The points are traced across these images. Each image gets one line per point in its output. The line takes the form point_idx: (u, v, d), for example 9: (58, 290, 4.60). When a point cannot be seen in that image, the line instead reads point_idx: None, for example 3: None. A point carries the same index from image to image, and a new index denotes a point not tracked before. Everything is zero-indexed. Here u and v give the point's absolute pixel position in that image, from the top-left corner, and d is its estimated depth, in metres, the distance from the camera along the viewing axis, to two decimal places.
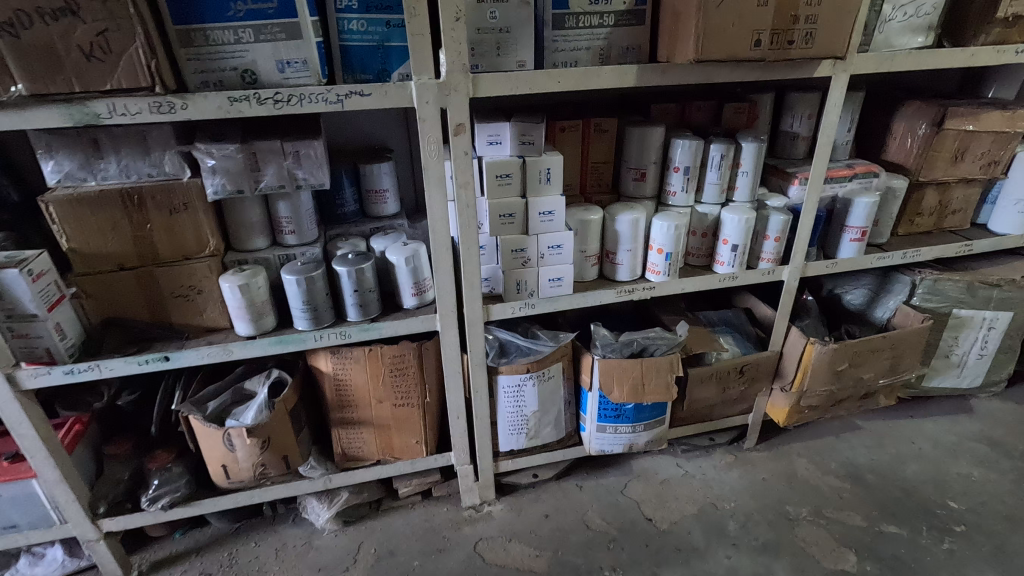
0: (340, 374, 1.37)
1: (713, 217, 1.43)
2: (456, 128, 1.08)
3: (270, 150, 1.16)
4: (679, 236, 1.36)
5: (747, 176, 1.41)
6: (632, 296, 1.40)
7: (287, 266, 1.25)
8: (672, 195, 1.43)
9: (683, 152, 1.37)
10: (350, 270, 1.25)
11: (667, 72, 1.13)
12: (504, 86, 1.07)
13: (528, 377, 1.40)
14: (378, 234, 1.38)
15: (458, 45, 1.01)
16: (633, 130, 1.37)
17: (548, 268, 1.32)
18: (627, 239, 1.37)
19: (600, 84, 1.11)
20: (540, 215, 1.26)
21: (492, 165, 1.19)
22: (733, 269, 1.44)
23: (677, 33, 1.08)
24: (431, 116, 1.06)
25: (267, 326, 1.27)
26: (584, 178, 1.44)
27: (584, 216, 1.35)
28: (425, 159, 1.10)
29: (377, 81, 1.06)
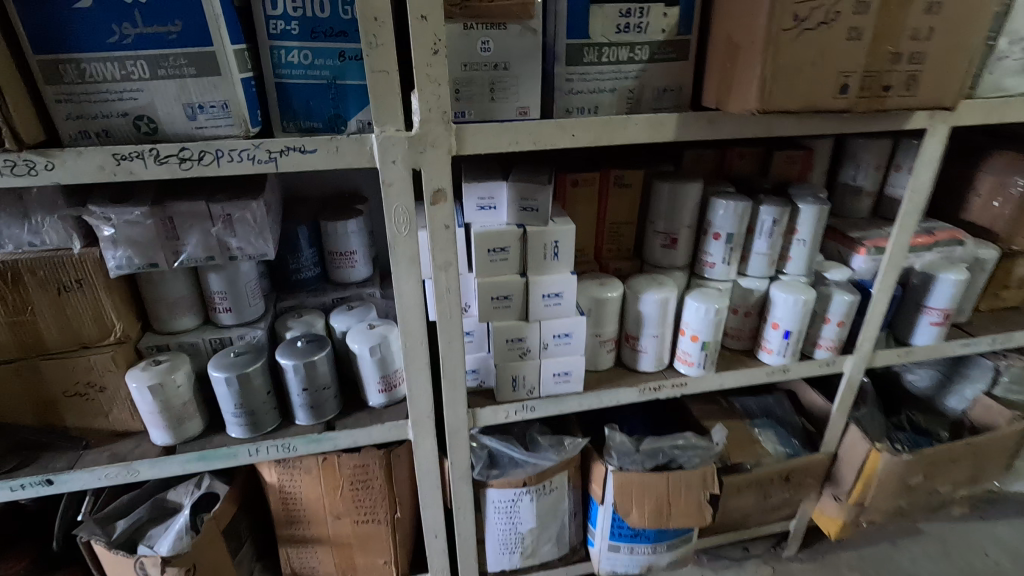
0: (286, 485, 1.09)
1: (759, 293, 1.16)
2: (433, 194, 0.81)
3: (191, 213, 0.88)
4: (720, 322, 1.07)
5: (804, 246, 1.14)
6: (658, 394, 1.12)
7: (217, 357, 0.97)
8: (709, 266, 1.14)
9: (725, 216, 1.09)
10: (298, 365, 0.97)
11: (715, 123, 0.85)
12: (499, 141, 0.79)
13: (525, 491, 1.11)
14: (340, 309, 1.11)
15: (435, 86, 0.74)
16: (663, 186, 1.10)
17: (553, 361, 1.04)
18: (653, 323, 1.09)
19: (628, 138, 0.84)
20: (544, 297, 0.98)
21: (484, 237, 0.92)
22: (783, 360, 1.15)
23: (734, 74, 0.80)
24: (399, 179, 0.79)
25: (191, 432, 0.99)
26: (599, 242, 1.17)
27: (600, 295, 1.07)
28: (391, 235, 0.83)
29: (327, 130, 0.78)
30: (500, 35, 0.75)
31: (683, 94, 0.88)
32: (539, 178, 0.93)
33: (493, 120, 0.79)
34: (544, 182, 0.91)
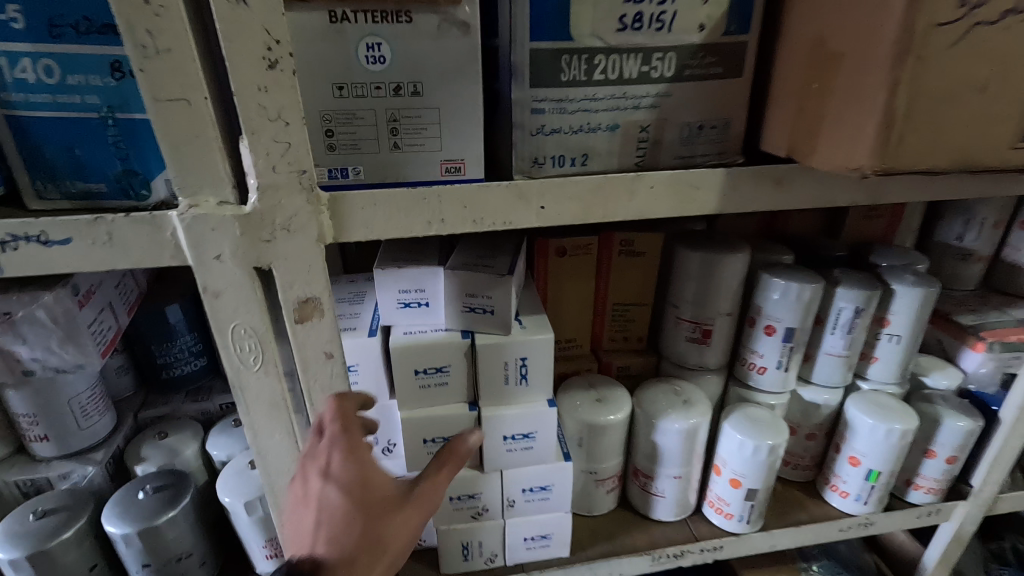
0: None
1: (829, 410, 0.80)
2: (298, 306, 0.47)
3: None
4: (775, 465, 0.72)
5: (897, 344, 0.78)
6: (681, 561, 0.76)
7: (10, 521, 0.64)
8: (757, 371, 0.79)
9: (781, 303, 0.74)
10: (131, 535, 0.64)
11: (787, 184, 0.51)
12: (409, 218, 0.46)
13: None
14: (225, 425, 0.78)
15: (278, 126, 0.40)
16: (691, 257, 0.75)
17: (525, 522, 0.70)
18: (675, 461, 0.74)
19: (638, 211, 0.49)
20: (505, 440, 0.64)
21: (407, 354, 0.59)
22: (864, 508, 0.79)
23: (828, 104, 0.46)
24: (234, 285, 0.45)
25: None
26: (597, 329, 0.82)
27: (596, 419, 0.73)
28: (232, 370, 0.49)
29: (113, 198, 0.45)
30: (399, 31, 0.41)
31: (730, 132, 0.53)
32: (494, 260, 0.59)
33: (399, 183, 0.45)
34: (502, 269, 0.57)
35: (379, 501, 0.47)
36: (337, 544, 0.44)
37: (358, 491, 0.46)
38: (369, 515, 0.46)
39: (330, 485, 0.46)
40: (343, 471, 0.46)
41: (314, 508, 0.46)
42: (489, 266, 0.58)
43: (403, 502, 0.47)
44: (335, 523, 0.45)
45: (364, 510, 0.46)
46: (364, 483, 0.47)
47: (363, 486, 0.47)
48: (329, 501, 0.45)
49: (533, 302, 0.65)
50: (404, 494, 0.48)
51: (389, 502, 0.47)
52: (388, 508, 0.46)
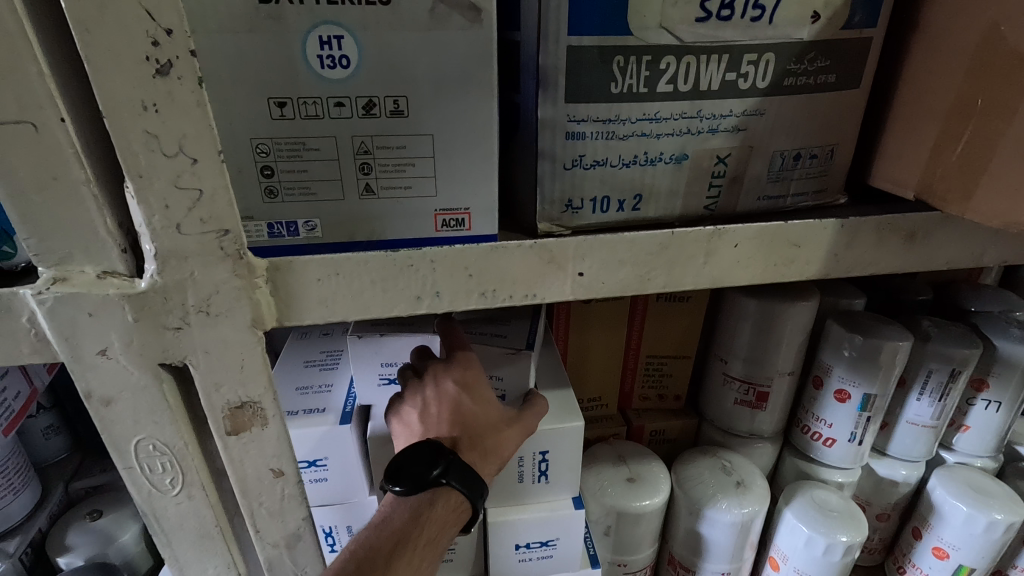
0: None
1: (907, 487, 0.66)
2: (231, 413, 0.33)
3: None
4: (850, 567, 0.58)
5: (994, 412, 0.64)
6: None
7: None
8: (822, 441, 0.65)
9: (858, 362, 0.60)
10: None
11: (919, 240, 0.36)
12: (389, 291, 0.31)
13: None
14: None
15: (183, 164, 0.26)
16: (747, 304, 0.61)
17: None
18: (723, 556, 0.60)
19: (715, 279, 0.35)
20: (518, 548, 0.50)
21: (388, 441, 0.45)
22: None
23: (1007, 129, 0.31)
24: (130, 390, 0.31)
25: None
26: (626, 384, 0.68)
27: (628, 507, 0.58)
28: (139, 495, 0.35)
29: None
30: (371, 18, 0.26)
31: (835, 163, 0.39)
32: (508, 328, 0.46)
33: (373, 242, 0.31)
34: (519, 342, 0.44)
35: (500, 415, 0.42)
36: (467, 445, 0.40)
37: (485, 402, 0.42)
38: (494, 424, 0.41)
39: (458, 390, 0.41)
40: (472, 376, 0.41)
41: (443, 407, 0.41)
42: (501, 334, 0.45)
43: (516, 421, 0.43)
44: (467, 429, 0.41)
45: (491, 422, 0.41)
46: (486, 396, 0.42)
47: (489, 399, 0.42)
48: (457, 406, 0.41)
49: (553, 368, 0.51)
50: (515, 412, 0.43)
51: (506, 419, 0.42)
52: (506, 425, 0.42)
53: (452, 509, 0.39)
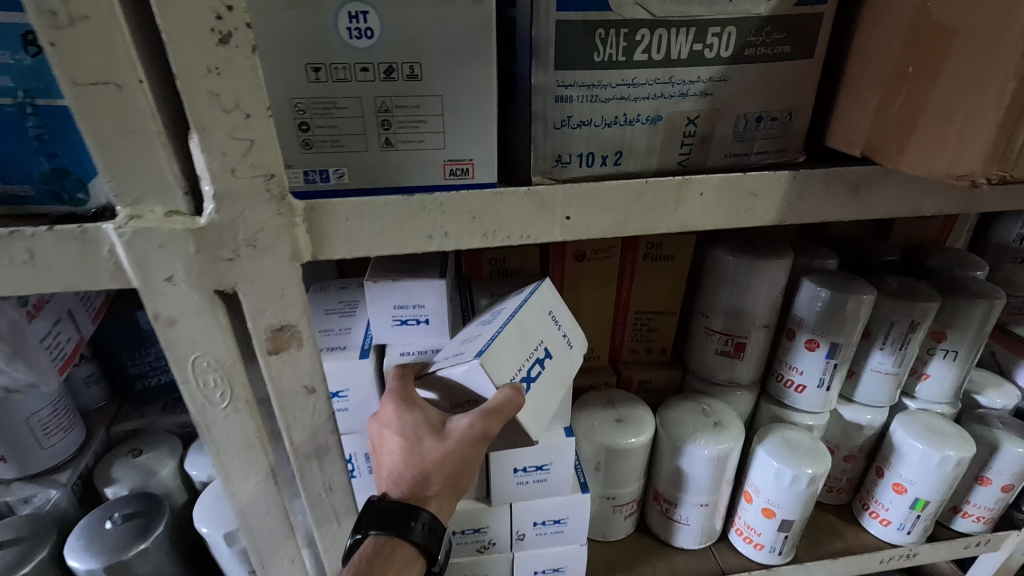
0: None
1: (872, 430, 0.72)
2: (271, 335, 0.39)
3: None
4: (815, 495, 0.65)
5: (951, 361, 0.70)
6: None
7: None
8: (794, 389, 0.71)
9: (826, 314, 0.66)
10: (94, 570, 0.57)
11: (863, 191, 0.42)
12: (404, 231, 0.37)
13: None
14: (203, 442, 0.71)
15: (239, 118, 0.32)
16: (727, 261, 0.66)
17: (535, 554, 0.63)
18: (702, 488, 0.67)
19: (683, 224, 0.41)
20: (515, 472, 0.56)
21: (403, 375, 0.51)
22: (907, 539, 0.72)
23: (931, 93, 0.37)
24: (190, 312, 0.37)
25: None
26: (617, 340, 0.75)
27: (616, 443, 0.65)
28: (193, 408, 0.41)
29: (44, 206, 0.38)
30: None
31: (794, 126, 0.44)
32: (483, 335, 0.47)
33: (392, 188, 0.37)
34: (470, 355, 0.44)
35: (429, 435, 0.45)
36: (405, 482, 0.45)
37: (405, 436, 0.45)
38: (424, 450, 0.45)
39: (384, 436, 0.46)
40: (388, 416, 0.46)
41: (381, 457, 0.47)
42: (461, 356, 0.46)
43: (444, 438, 0.44)
44: (401, 468, 0.45)
45: (417, 450, 0.45)
46: (409, 428, 0.45)
47: (419, 426, 0.45)
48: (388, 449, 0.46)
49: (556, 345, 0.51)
50: (446, 429, 0.45)
51: (435, 439, 0.45)
52: (433, 447, 0.44)
53: (404, 555, 0.44)
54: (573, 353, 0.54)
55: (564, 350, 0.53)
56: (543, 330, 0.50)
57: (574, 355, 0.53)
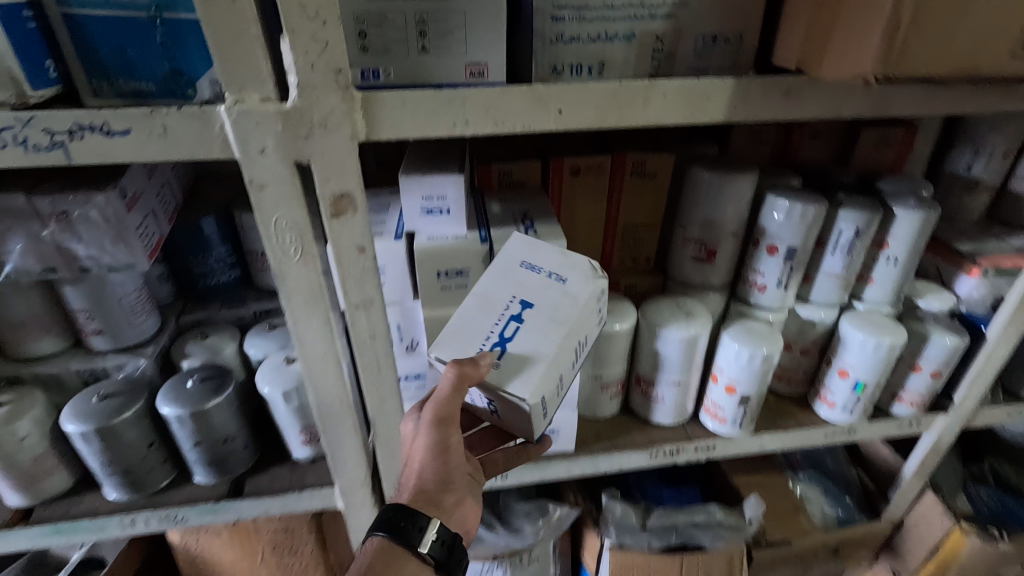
0: (192, 546, 0.86)
1: (823, 327, 0.85)
2: (333, 201, 0.51)
3: (5, 210, 0.61)
4: (768, 372, 0.78)
5: (893, 266, 0.81)
6: (675, 459, 0.84)
7: (76, 401, 0.72)
8: (758, 289, 0.83)
9: (785, 222, 0.77)
10: (182, 415, 0.72)
11: (793, 96, 0.53)
12: (434, 119, 0.49)
13: (496, 565, 0.88)
14: (258, 329, 0.85)
15: (317, 26, 0.43)
16: (701, 177, 0.78)
17: None
18: (675, 368, 0.80)
19: (650, 119, 0.52)
20: None
21: (429, 255, 0.64)
22: (849, 418, 0.86)
23: (840, 13, 0.48)
24: (275, 180, 0.49)
25: (57, 487, 0.76)
26: (607, 250, 0.87)
27: (603, 328, 0.78)
28: (274, 261, 0.54)
29: (162, 99, 0.50)
30: None
31: (743, 45, 0.55)
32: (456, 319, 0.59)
33: (427, 86, 0.48)
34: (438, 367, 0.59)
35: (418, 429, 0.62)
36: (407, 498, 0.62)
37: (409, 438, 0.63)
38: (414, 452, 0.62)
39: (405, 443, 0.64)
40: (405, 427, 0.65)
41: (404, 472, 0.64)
42: None
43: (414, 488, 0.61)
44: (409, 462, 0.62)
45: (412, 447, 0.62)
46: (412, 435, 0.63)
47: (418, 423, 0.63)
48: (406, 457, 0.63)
49: (542, 286, 0.58)
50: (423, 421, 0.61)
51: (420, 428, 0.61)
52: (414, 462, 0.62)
53: (400, 554, 0.58)
54: (569, 286, 0.58)
55: (556, 287, 0.58)
56: (518, 284, 0.58)
57: (571, 287, 0.58)
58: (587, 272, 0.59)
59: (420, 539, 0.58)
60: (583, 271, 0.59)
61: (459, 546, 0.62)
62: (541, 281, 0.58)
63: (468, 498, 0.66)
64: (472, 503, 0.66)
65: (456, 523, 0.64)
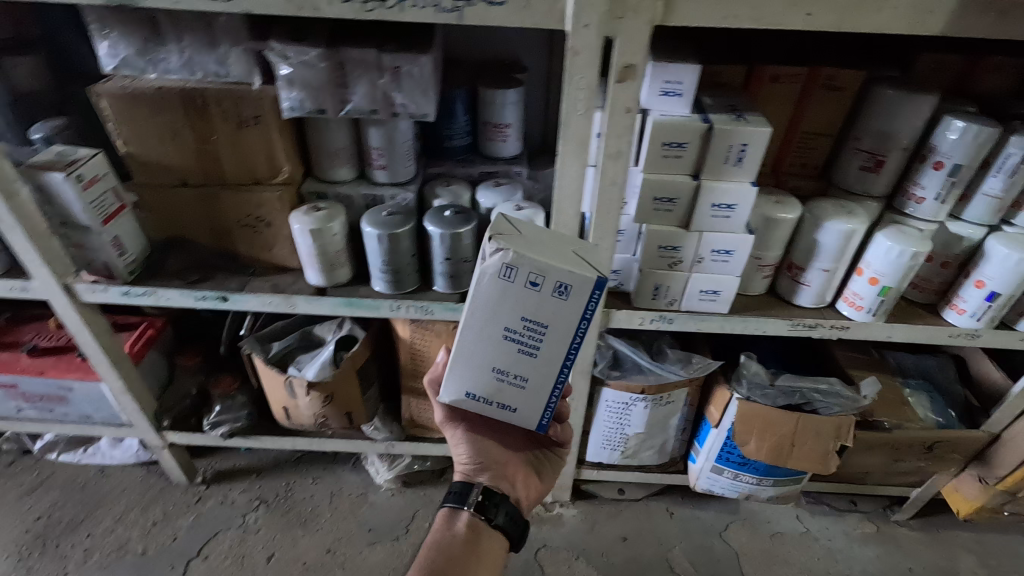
0: (417, 343, 1.15)
1: (970, 243, 0.96)
2: (622, 70, 0.71)
3: (362, 62, 0.86)
4: (912, 268, 0.92)
5: None
6: (810, 333, 1.02)
7: (371, 213, 1.00)
8: (915, 201, 0.96)
9: (956, 142, 0.88)
10: (443, 234, 0.98)
11: (1006, 16, 0.65)
12: (713, 12, 0.66)
13: (640, 398, 1.12)
14: (487, 184, 1.08)
15: None
16: (886, 94, 0.90)
17: (706, 277, 0.96)
18: (828, 257, 0.96)
19: (879, 26, 0.66)
20: (712, 207, 0.87)
21: (660, 129, 0.82)
22: (975, 324, 0.99)
23: None
24: (588, 48, 0.69)
25: (341, 278, 1.05)
26: (781, 154, 1.02)
27: (774, 214, 0.94)
28: (565, 113, 0.75)
29: None
30: None
31: None
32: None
33: None
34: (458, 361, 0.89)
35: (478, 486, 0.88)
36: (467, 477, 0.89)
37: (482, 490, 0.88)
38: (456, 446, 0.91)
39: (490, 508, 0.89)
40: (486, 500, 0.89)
41: None
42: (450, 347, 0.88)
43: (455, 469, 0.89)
44: None
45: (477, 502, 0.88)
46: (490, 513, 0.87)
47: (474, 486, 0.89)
48: None
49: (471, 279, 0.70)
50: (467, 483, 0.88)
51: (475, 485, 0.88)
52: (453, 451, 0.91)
53: (456, 515, 0.83)
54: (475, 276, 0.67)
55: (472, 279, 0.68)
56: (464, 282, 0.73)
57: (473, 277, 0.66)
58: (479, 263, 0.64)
59: (471, 498, 0.83)
60: (478, 261, 0.65)
61: (507, 502, 0.84)
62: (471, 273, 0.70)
63: (516, 472, 0.90)
64: (522, 475, 0.90)
65: (510, 489, 0.87)
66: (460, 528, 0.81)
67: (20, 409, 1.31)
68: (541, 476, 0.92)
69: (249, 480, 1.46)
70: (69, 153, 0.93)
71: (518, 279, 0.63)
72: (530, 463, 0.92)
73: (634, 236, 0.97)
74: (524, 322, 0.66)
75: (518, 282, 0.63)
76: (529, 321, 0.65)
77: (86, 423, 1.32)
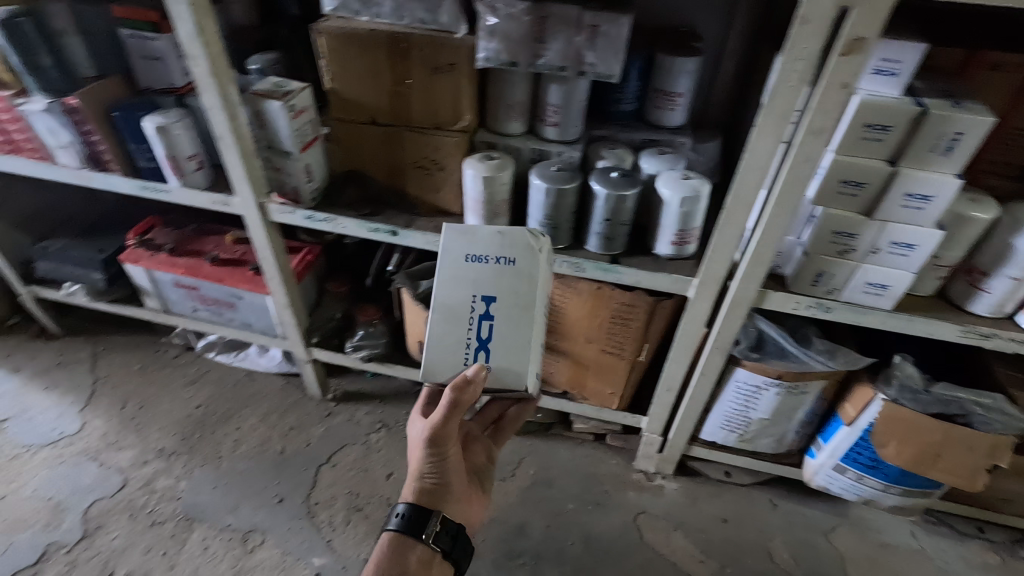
0: (556, 299, 1.19)
1: None
2: (850, 43, 0.69)
3: (564, 19, 0.89)
4: None
5: None
6: (982, 342, 0.96)
7: (540, 168, 1.04)
8: None
9: None
10: (608, 195, 1.00)
11: None
12: None
13: (774, 384, 1.11)
14: (651, 151, 1.09)
15: None
16: None
17: (877, 270, 0.92)
18: (1020, 264, 0.90)
19: None
20: (905, 197, 0.84)
21: (867, 109, 0.79)
22: None
23: None
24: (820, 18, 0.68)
25: (498, 228, 1.11)
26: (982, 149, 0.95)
27: (966, 213, 0.89)
28: (776, 84, 0.74)
29: None
30: None
31: None
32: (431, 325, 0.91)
33: None
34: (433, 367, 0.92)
35: None
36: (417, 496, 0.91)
37: None
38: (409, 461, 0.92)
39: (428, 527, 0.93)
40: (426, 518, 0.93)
41: None
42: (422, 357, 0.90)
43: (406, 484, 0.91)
44: None
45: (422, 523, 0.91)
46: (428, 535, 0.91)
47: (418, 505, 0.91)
48: None
49: (496, 275, 0.88)
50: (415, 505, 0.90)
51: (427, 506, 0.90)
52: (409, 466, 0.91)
53: (406, 542, 0.86)
54: (517, 265, 0.88)
55: (509, 268, 0.88)
56: (475, 286, 0.88)
57: (524, 267, 0.88)
58: (530, 252, 0.88)
59: (428, 527, 0.86)
60: (524, 253, 0.88)
61: (459, 532, 0.88)
62: (493, 268, 0.88)
63: (469, 495, 0.95)
64: (474, 498, 0.96)
65: (460, 515, 0.92)
66: (410, 558, 0.85)
67: (195, 310, 1.48)
68: (487, 493, 0.99)
69: (373, 404, 1.59)
70: (283, 84, 1.03)
71: (549, 263, 0.92)
72: (480, 482, 0.99)
73: (804, 218, 0.94)
74: (546, 298, 0.94)
75: (551, 265, 0.93)
76: (548, 296, 0.94)
77: (245, 330, 1.48)
